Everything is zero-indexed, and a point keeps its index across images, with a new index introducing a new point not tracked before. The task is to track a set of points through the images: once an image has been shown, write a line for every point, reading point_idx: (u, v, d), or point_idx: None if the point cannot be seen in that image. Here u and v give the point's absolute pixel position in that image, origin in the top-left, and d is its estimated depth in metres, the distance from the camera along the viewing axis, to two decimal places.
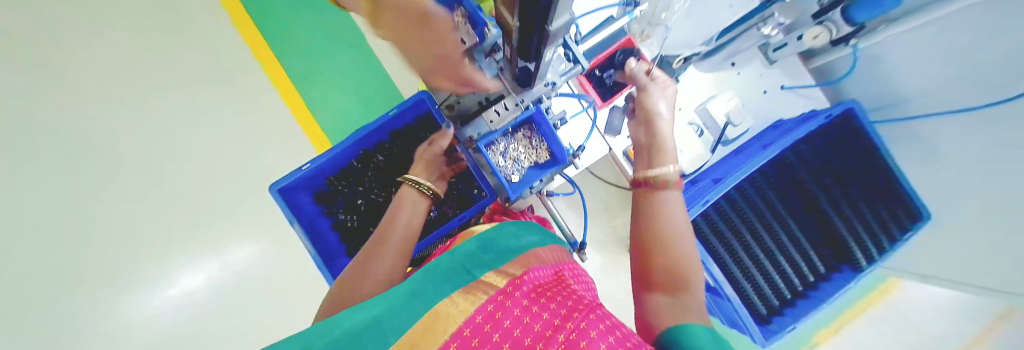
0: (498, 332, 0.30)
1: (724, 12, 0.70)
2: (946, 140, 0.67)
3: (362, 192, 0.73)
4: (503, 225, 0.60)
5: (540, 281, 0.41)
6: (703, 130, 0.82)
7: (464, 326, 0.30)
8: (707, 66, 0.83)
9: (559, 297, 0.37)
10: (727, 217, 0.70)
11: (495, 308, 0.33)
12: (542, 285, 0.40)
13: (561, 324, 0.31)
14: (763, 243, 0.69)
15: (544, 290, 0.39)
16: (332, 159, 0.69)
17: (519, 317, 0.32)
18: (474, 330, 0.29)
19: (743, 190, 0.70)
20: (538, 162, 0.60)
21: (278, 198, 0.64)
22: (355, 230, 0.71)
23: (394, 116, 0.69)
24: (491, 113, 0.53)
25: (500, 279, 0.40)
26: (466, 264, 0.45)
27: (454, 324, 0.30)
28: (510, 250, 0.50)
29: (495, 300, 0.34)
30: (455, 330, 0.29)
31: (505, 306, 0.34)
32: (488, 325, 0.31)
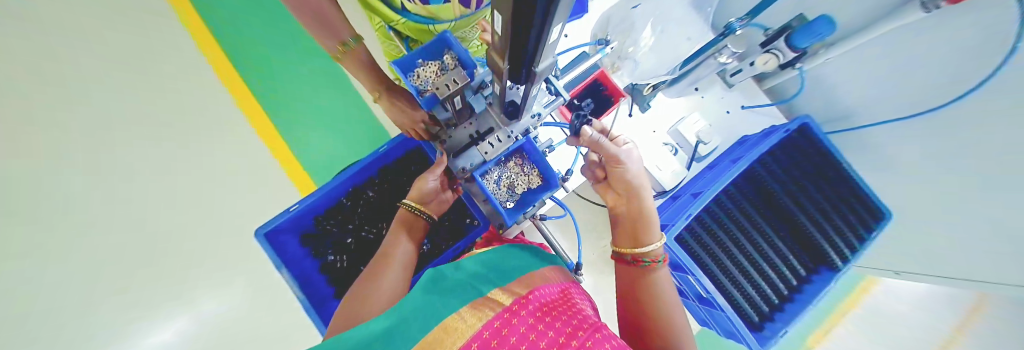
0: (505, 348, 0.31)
1: (684, 44, 0.89)
2: (901, 142, 0.74)
3: (352, 230, 0.72)
4: (507, 247, 0.60)
5: (546, 299, 0.42)
6: (678, 149, 0.88)
7: (472, 342, 0.31)
8: (673, 92, 0.90)
9: (564, 316, 0.38)
10: (711, 230, 0.73)
11: (502, 324, 0.34)
12: (548, 303, 0.41)
13: (567, 342, 0.33)
14: (745, 252, 0.72)
15: (549, 308, 0.40)
16: (321, 199, 0.69)
17: (525, 334, 0.33)
18: (482, 345, 0.31)
19: (722, 202, 0.74)
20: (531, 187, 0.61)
21: (264, 243, 0.62)
22: (345, 270, 0.69)
23: (383, 152, 0.71)
24: (485, 145, 0.54)
25: (506, 298, 0.41)
26: (474, 282, 0.46)
27: (462, 338, 0.32)
28: (514, 270, 0.52)
29: (503, 316, 0.36)
30: (463, 344, 0.31)
31: (511, 323, 0.35)
32: (496, 340, 0.32)
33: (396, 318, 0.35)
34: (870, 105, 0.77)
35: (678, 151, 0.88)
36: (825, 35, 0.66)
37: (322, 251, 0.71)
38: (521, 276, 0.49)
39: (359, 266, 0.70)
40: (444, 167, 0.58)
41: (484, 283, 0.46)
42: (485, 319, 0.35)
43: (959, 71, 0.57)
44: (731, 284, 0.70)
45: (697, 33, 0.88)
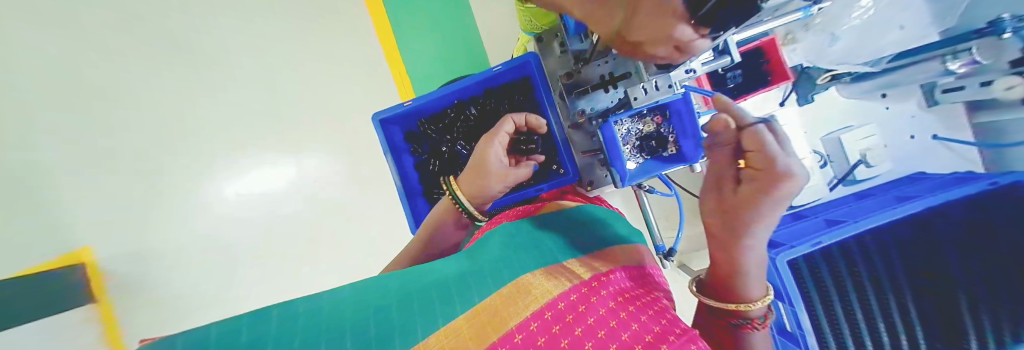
0: (583, 325, 0.27)
1: (893, 36, 0.65)
2: None
3: (449, 140, 0.75)
4: (587, 209, 0.57)
5: (625, 285, 0.36)
6: (826, 162, 0.75)
7: (546, 309, 0.29)
8: (852, 90, 0.73)
9: (651, 308, 0.31)
10: (832, 268, 0.60)
11: (579, 300, 0.31)
12: (627, 289, 0.35)
13: (653, 342, 0.25)
14: (868, 308, 0.59)
15: (631, 295, 0.33)
16: (430, 102, 0.71)
17: (604, 318, 0.28)
18: (556, 316, 0.28)
19: (861, 243, 0.60)
20: (660, 154, 0.50)
21: (377, 129, 0.69)
22: (436, 174, 0.74)
23: (496, 73, 0.67)
24: (638, 90, 0.45)
25: (583, 271, 0.37)
26: (546, 245, 0.44)
27: (536, 304, 0.30)
28: (591, 244, 0.47)
29: (579, 292, 0.32)
30: (536, 310, 0.29)
31: (589, 301, 0.31)
32: (571, 316, 0.29)
33: (468, 271, 0.36)
34: None
35: (825, 165, 0.75)
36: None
37: (420, 151, 0.76)
38: (599, 250, 0.45)
39: (447, 175, 0.74)
40: (506, 130, 0.54)
41: (558, 251, 0.43)
42: (561, 291, 0.32)
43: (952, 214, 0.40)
44: (829, 329, 0.60)
45: (922, 23, 0.62)
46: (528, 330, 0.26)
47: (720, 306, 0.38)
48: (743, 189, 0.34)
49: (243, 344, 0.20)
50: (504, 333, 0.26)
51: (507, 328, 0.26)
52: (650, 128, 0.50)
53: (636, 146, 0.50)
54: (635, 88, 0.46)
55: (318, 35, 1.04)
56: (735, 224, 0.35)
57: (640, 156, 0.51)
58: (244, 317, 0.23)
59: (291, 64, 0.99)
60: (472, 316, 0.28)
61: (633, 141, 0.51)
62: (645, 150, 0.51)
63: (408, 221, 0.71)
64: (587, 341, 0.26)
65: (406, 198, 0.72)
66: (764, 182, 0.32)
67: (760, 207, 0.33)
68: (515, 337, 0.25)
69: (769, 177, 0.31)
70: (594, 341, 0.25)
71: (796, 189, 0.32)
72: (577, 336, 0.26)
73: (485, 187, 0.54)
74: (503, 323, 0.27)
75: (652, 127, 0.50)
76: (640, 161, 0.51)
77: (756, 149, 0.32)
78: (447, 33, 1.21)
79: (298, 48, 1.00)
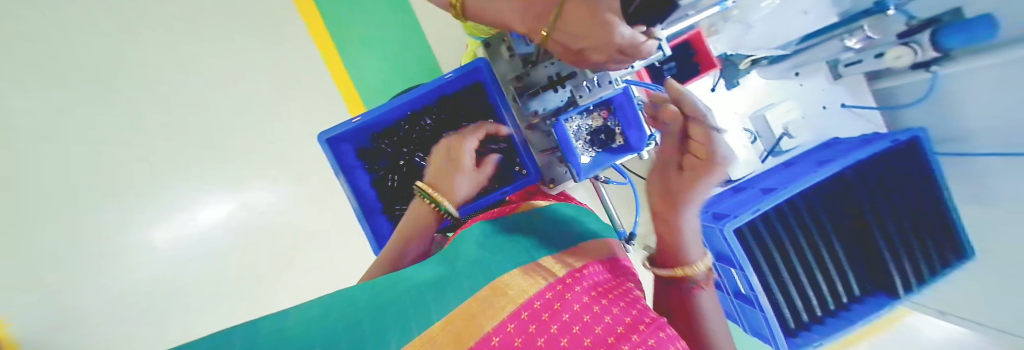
0: (559, 321, 0.27)
1: (800, 20, 0.72)
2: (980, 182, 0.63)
3: (406, 153, 0.72)
4: (551, 208, 0.57)
5: (598, 279, 0.36)
6: (756, 138, 0.82)
7: (522, 309, 0.28)
8: (770, 73, 0.80)
9: (622, 298, 0.33)
10: (772, 230, 0.67)
11: (554, 297, 0.31)
12: (601, 283, 0.35)
13: (626, 333, 0.27)
14: (807, 263, 0.66)
15: (604, 289, 0.34)
16: (382, 116, 0.68)
17: (579, 313, 0.29)
18: (533, 316, 0.28)
19: (794, 205, 0.67)
20: (610, 146, 0.53)
21: (325, 148, 0.65)
22: (394, 190, 0.72)
23: (448, 81, 0.66)
24: (582, 88, 0.50)
25: (558, 268, 0.37)
26: (523, 246, 0.43)
27: (513, 304, 0.29)
28: (561, 241, 0.47)
29: (554, 289, 0.32)
30: (513, 311, 0.28)
31: (564, 298, 0.31)
32: (547, 314, 0.28)
33: (443, 277, 0.35)
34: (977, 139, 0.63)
35: (756, 141, 0.83)
36: (986, 37, 0.49)
37: (375, 167, 0.73)
38: (575, 245, 0.46)
39: (408, 189, 0.72)
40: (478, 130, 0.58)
41: (533, 250, 0.43)
42: (537, 289, 0.31)
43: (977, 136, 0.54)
44: (777, 286, 0.66)
45: (819, 7, 0.69)
46: (506, 332, 0.26)
47: (666, 274, 0.42)
48: (686, 174, 0.38)
49: None
50: (484, 335, 0.25)
51: (484, 332, 0.25)
52: (599, 122, 0.53)
53: (586, 140, 0.53)
54: (579, 86, 0.50)
55: (256, 62, 1.00)
56: (679, 197, 0.39)
57: (592, 151, 0.53)
58: (205, 339, 0.20)
59: (222, 97, 0.94)
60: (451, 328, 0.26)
61: (585, 136, 0.53)
62: (596, 144, 0.53)
63: (369, 242, 0.67)
64: (565, 337, 0.26)
65: (364, 217, 0.68)
66: (711, 167, 0.35)
67: (699, 186, 0.37)
68: (493, 340, 0.25)
69: (710, 163, 0.35)
70: (571, 338, 0.26)
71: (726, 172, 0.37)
72: (555, 333, 0.26)
73: (460, 185, 0.55)
74: (478, 328, 0.26)
75: (600, 122, 0.53)
76: (591, 156, 0.53)
77: (704, 141, 0.34)
78: (395, 48, 1.20)
79: (226, 80, 0.96)
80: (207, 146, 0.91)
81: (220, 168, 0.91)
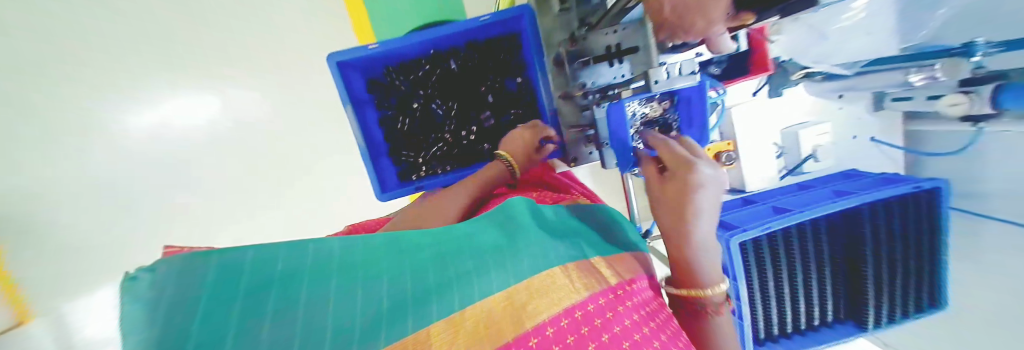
0: (610, 331, 0.27)
1: (862, 41, 0.65)
2: (1003, 240, 0.63)
3: (422, 96, 0.66)
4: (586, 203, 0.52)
5: (646, 299, 0.33)
6: (782, 153, 0.80)
7: (578, 307, 0.27)
8: (816, 87, 0.76)
9: (668, 324, 0.32)
10: (774, 251, 0.68)
11: (606, 305, 0.29)
12: (649, 304, 0.33)
13: None
14: (794, 284, 0.69)
15: (652, 310, 0.32)
16: (402, 49, 0.60)
17: (629, 330, 0.28)
18: (587, 318, 0.27)
19: (801, 228, 0.67)
20: None
21: (334, 74, 0.58)
22: (404, 134, 0.67)
23: (482, 24, 0.57)
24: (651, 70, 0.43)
25: (609, 274, 0.34)
26: (576, 237, 0.40)
27: (569, 300, 0.28)
28: (616, 241, 0.44)
29: (606, 297, 0.30)
30: (568, 306, 0.27)
31: (616, 309, 0.29)
32: (600, 319, 0.27)
33: (502, 244, 0.32)
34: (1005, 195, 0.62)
35: (779, 156, 0.81)
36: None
37: (386, 104, 0.66)
38: (635, 253, 0.42)
39: (421, 136, 0.67)
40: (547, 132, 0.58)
41: (592, 246, 0.39)
42: (587, 294, 0.29)
43: None
44: (761, 304, 0.69)
45: (883, 31, 0.64)
46: (560, 326, 0.25)
47: (676, 293, 0.40)
48: (670, 181, 0.39)
49: (276, 278, 0.21)
50: (540, 322, 0.25)
51: (538, 321, 0.25)
52: (655, 113, 0.47)
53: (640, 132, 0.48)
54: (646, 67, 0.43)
55: None
56: (671, 212, 0.38)
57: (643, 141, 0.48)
58: (284, 244, 0.22)
59: (238, 17, 0.93)
60: (500, 314, 0.25)
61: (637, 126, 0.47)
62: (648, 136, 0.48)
63: (372, 185, 0.63)
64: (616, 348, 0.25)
65: (370, 157, 0.63)
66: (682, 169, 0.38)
67: (685, 188, 0.37)
68: (547, 330, 0.25)
69: (686, 170, 0.37)
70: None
71: (714, 182, 0.37)
72: (606, 342, 0.26)
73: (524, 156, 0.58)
74: (531, 316, 0.25)
75: (658, 112, 0.47)
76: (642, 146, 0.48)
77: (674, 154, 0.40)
78: None
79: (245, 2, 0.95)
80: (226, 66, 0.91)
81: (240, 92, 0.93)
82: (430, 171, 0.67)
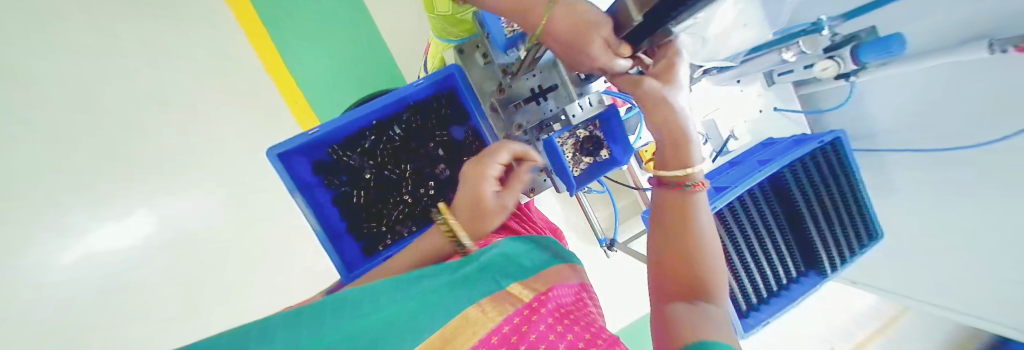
0: (526, 341, 0.28)
1: None
2: (909, 164, 0.75)
3: (373, 166, 0.67)
4: (536, 238, 0.54)
5: (563, 304, 0.36)
6: (708, 139, 0.92)
7: (493, 333, 0.28)
8: (718, 79, 0.87)
9: (582, 323, 0.33)
10: (727, 228, 0.74)
11: (522, 321, 0.31)
12: (564, 307, 0.36)
13: (595, 342, 0.29)
14: (754, 249, 0.75)
15: (567, 313, 0.35)
16: (343, 128, 0.62)
17: (545, 333, 0.29)
18: (503, 338, 0.28)
19: (744, 201, 0.75)
20: (595, 161, 0.54)
21: (277, 167, 0.58)
22: (362, 206, 0.67)
23: (418, 88, 0.61)
24: (576, 107, 0.48)
25: (525, 294, 0.36)
26: (493, 270, 0.41)
27: (485, 327, 0.29)
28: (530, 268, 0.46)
29: (522, 313, 0.32)
30: (484, 335, 0.28)
31: (531, 320, 0.31)
32: (516, 336, 0.29)
33: (420, 302, 0.32)
34: (898, 127, 0.74)
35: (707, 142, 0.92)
36: (894, 51, 0.56)
37: (337, 182, 0.66)
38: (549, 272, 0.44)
39: (380, 203, 0.67)
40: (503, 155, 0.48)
41: (505, 277, 0.40)
42: (506, 314, 0.31)
43: (974, 108, 0.59)
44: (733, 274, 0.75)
45: None
46: None
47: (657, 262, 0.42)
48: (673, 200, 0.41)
49: None
50: None
51: None
52: (586, 132, 0.54)
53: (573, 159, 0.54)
54: (573, 105, 0.48)
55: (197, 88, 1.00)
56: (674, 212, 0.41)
57: (584, 163, 0.55)
58: None
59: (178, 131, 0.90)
60: None
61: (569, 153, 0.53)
62: (586, 152, 0.55)
63: (336, 267, 0.60)
64: None
65: (329, 239, 0.61)
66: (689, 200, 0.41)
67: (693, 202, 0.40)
68: None
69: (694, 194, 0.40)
70: None
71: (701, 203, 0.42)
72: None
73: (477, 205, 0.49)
74: None
75: (586, 133, 0.54)
76: (583, 168, 0.55)
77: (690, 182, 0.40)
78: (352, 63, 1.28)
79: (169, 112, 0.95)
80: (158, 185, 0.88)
81: (185, 203, 0.93)
82: (397, 236, 0.66)
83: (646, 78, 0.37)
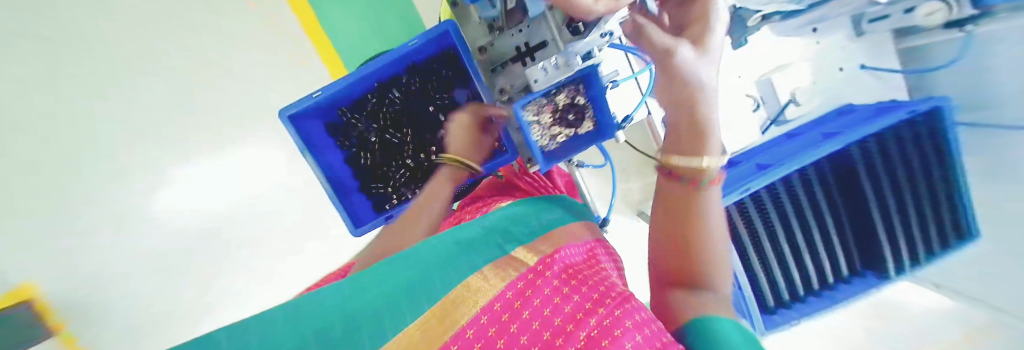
0: (530, 308, 0.26)
1: None
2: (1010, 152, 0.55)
3: (377, 129, 0.68)
4: (540, 198, 0.57)
5: (571, 261, 0.37)
6: (759, 104, 0.76)
7: (495, 300, 0.26)
8: (782, 28, 0.70)
9: (591, 281, 0.32)
10: (762, 214, 0.63)
11: (525, 285, 0.29)
12: (572, 265, 0.36)
13: (594, 308, 0.26)
14: (795, 241, 0.64)
15: (575, 271, 0.35)
16: (346, 90, 0.62)
17: (549, 296, 0.27)
18: (505, 305, 0.25)
19: (789, 183, 0.62)
20: (577, 133, 0.50)
21: (289, 128, 0.60)
22: (370, 168, 0.69)
23: (415, 47, 0.58)
24: (537, 71, 0.43)
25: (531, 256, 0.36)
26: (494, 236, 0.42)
27: (486, 297, 0.26)
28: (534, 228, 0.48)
29: (525, 277, 0.30)
30: (486, 304, 0.25)
31: (536, 284, 0.29)
32: (519, 302, 0.26)
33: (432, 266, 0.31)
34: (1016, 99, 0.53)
35: (758, 107, 0.76)
36: None
37: (347, 144, 0.69)
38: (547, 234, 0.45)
39: (383, 166, 0.70)
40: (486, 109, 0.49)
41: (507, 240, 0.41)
42: (508, 280, 0.29)
43: None
44: (758, 263, 0.65)
45: None
46: (479, 325, 0.23)
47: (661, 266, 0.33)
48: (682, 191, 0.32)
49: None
50: (459, 328, 0.23)
51: (458, 324, 0.23)
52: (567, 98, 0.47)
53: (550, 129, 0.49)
54: (533, 70, 0.42)
55: None
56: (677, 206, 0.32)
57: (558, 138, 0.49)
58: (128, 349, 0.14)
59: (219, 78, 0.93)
60: (451, 308, 0.25)
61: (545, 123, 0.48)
62: (563, 125, 0.49)
63: (345, 222, 0.63)
64: (536, 320, 0.24)
65: (339, 197, 0.65)
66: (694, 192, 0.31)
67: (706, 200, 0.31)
68: (465, 334, 0.22)
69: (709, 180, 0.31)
70: (542, 320, 0.24)
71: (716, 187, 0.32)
72: (527, 319, 0.24)
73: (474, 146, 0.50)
74: (461, 314, 0.24)
75: (564, 99, 0.47)
76: (557, 145, 0.50)
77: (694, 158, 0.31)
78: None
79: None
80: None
81: None
82: (403, 197, 0.68)
83: (647, 24, 0.35)
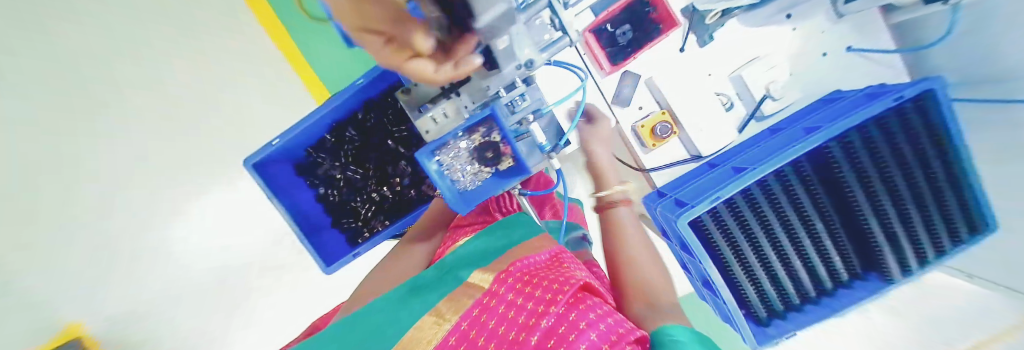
0: (485, 331, 0.34)
1: None
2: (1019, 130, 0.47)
3: (340, 167, 0.69)
4: (507, 222, 0.62)
5: (528, 270, 0.44)
6: (733, 103, 0.72)
7: (450, 335, 0.35)
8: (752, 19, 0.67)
9: (544, 281, 0.40)
10: (739, 219, 0.58)
11: (483, 309, 0.37)
12: (529, 273, 0.43)
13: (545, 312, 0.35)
14: (780, 246, 0.58)
15: (531, 278, 0.41)
16: (306, 134, 0.64)
17: (503, 313, 0.36)
18: (462, 334, 0.35)
19: (766, 184, 0.57)
20: (499, 169, 0.47)
21: (253, 174, 0.60)
22: (339, 204, 0.71)
23: (363, 87, 0.59)
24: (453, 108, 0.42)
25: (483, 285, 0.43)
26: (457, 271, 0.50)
27: (440, 331, 0.36)
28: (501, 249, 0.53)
29: (480, 304, 0.38)
30: (441, 338, 0.35)
31: (490, 307, 0.37)
32: (473, 330, 0.35)
33: (394, 315, 0.41)
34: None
35: (732, 106, 0.72)
36: None
37: (316, 182, 0.71)
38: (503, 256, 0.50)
39: (352, 201, 0.72)
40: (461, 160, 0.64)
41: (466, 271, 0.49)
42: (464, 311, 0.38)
43: None
44: (742, 272, 0.60)
45: None
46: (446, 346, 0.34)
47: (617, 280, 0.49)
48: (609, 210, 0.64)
49: None
50: None
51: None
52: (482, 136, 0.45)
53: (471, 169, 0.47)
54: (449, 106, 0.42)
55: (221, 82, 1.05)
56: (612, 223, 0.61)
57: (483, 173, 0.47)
58: None
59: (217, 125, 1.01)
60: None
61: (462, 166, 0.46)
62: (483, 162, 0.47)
63: (315, 261, 0.64)
64: (491, 341, 0.33)
65: (309, 237, 0.65)
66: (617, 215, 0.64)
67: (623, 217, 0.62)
68: None
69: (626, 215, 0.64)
70: (496, 340, 0.33)
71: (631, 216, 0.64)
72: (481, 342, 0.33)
73: None
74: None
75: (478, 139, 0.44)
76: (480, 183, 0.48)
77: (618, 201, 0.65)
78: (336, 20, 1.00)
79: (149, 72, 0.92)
80: (168, 157, 0.98)
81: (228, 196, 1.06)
82: (373, 230, 0.71)
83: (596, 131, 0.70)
